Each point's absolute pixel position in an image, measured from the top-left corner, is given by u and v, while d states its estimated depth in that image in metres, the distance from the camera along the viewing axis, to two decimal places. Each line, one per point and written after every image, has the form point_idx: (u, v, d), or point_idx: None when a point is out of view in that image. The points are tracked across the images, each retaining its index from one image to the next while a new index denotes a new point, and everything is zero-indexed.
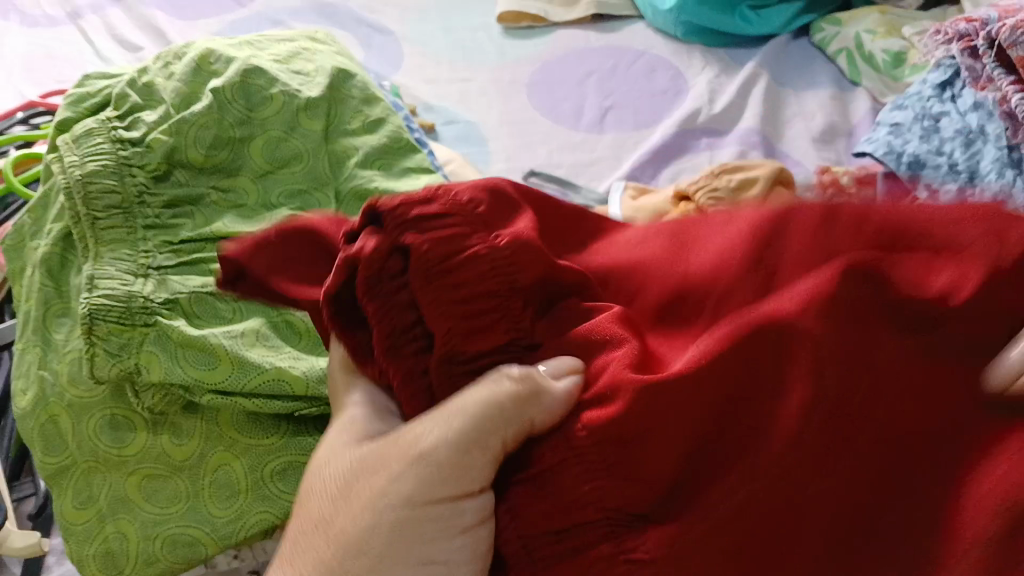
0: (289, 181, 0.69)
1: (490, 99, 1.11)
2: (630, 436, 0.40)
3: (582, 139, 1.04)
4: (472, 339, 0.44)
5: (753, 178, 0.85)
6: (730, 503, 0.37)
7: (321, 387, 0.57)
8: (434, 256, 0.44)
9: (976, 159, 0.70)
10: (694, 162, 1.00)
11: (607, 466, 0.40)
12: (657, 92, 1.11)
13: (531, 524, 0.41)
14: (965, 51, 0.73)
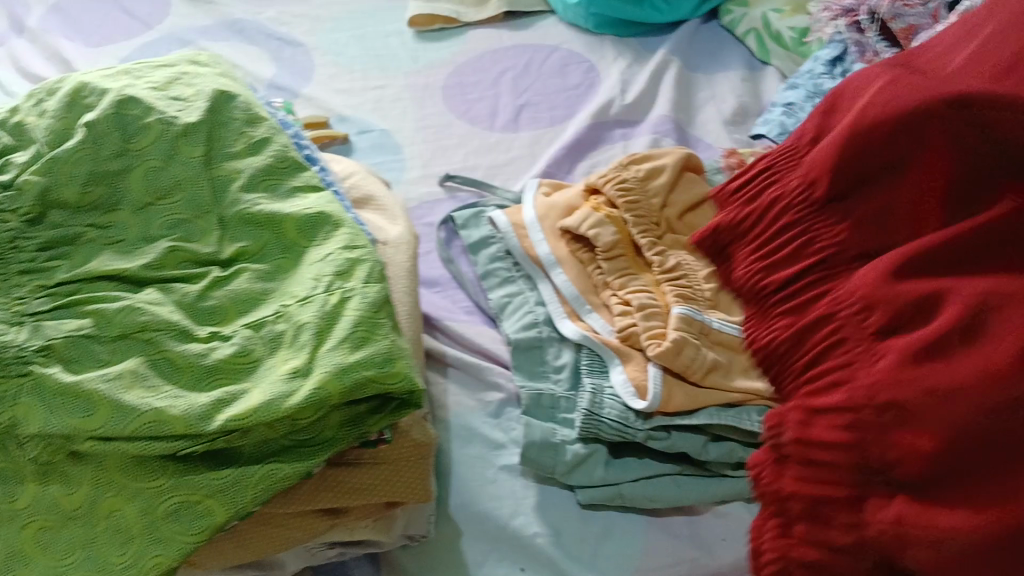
0: (170, 212, 0.59)
1: (404, 106, 1.11)
2: (903, 415, 0.60)
3: (497, 138, 1.04)
4: (779, 265, 0.75)
5: (660, 167, 0.85)
6: (922, 464, 0.58)
7: (201, 423, 0.48)
8: (760, 282, 0.75)
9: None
10: (609, 153, 1.00)
11: (857, 458, 0.61)
12: (570, 87, 1.11)
13: (790, 495, 0.63)
14: (851, 25, 0.85)
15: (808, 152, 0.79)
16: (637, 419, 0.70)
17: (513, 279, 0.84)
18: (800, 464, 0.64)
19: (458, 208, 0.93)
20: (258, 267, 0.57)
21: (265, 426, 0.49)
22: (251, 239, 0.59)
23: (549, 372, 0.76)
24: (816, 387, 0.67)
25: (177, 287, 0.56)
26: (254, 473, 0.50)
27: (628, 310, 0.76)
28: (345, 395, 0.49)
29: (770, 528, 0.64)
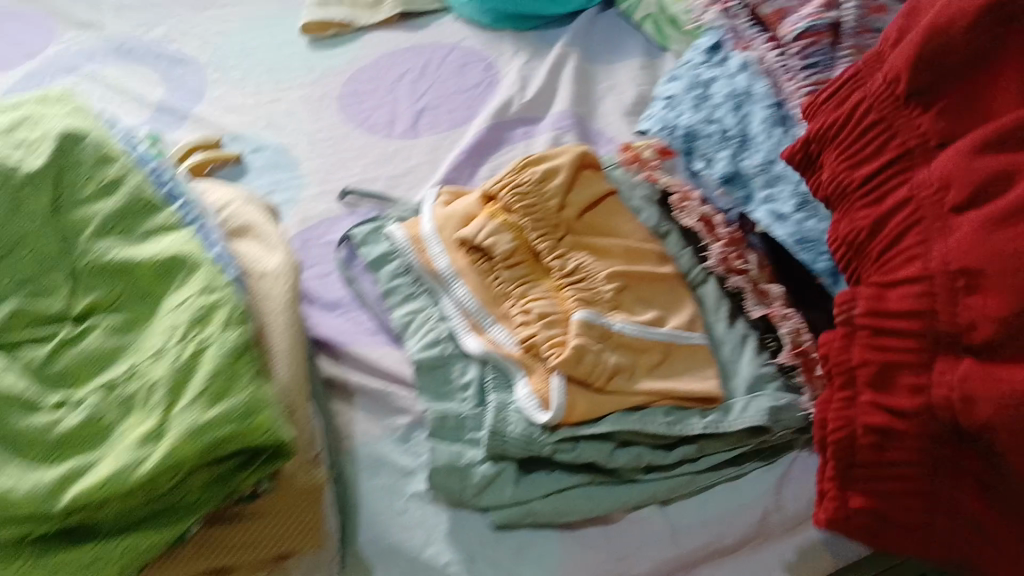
0: (18, 269, 0.57)
1: (299, 119, 1.07)
2: (981, 284, 0.53)
3: (396, 147, 1.01)
4: (862, 161, 0.64)
5: (557, 168, 0.83)
6: (993, 333, 0.52)
7: (46, 504, 0.46)
8: (874, 174, 0.63)
9: (746, 122, 0.78)
10: (511, 153, 0.98)
11: (926, 332, 0.56)
12: (470, 87, 1.08)
13: (852, 372, 0.60)
14: (723, 11, 0.81)
15: (895, 38, 0.66)
16: (543, 433, 0.68)
17: (415, 295, 0.82)
18: (868, 338, 0.59)
19: (357, 225, 0.91)
20: (113, 319, 0.56)
21: (119, 499, 0.47)
22: (103, 291, 0.57)
23: (455, 391, 0.74)
24: (885, 288, 0.59)
25: (26, 351, 0.54)
26: (114, 548, 0.47)
27: (528, 319, 0.74)
28: (201, 456, 0.47)
29: (837, 398, 0.61)
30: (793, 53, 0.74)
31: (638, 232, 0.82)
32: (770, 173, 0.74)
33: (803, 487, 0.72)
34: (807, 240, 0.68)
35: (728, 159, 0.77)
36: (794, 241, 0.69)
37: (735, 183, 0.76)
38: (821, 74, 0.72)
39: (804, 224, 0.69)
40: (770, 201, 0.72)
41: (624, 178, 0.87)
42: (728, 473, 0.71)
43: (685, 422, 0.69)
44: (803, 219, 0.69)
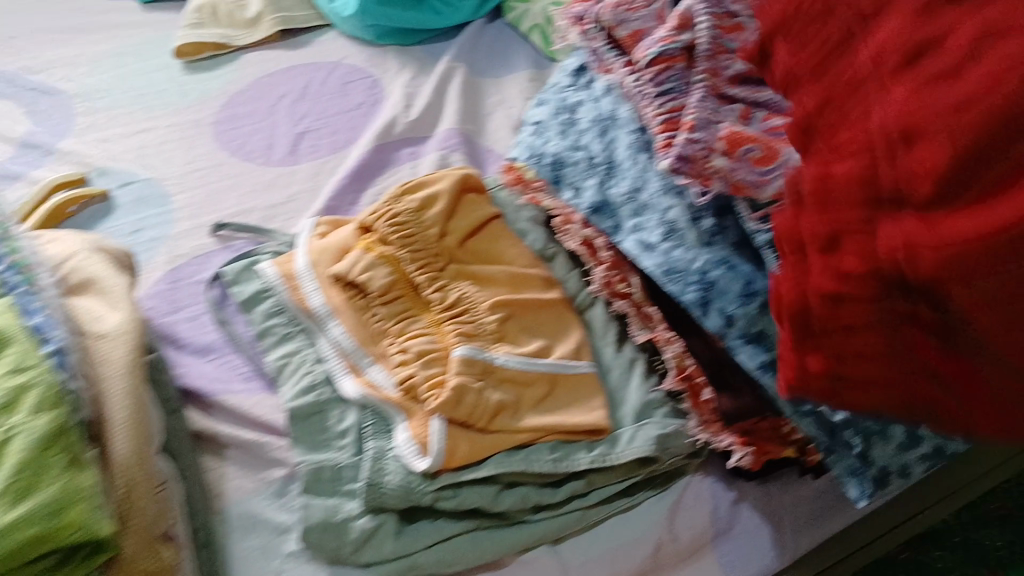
0: None
1: (172, 149, 1.01)
2: (932, 131, 0.47)
3: (274, 175, 0.96)
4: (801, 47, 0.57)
5: (436, 194, 0.79)
6: (950, 172, 0.46)
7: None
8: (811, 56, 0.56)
9: (611, 147, 0.73)
10: (396, 176, 0.94)
11: (876, 187, 0.49)
12: (353, 107, 1.04)
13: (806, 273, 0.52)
14: (581, 34, 0.73)
15: None
16: (422, 481, 0.65)
17: (291, 334, 0.77)
18: (813, 214, 0.52)
19: (231, 262, 0.86)
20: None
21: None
22: None
23: (332, 440, 0.71)
24: (829, 167, 0.51)
25: None
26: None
27: (406, 359, 0.70)
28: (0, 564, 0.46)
29: (787, 294, 0.53)
30: (645, 79, 0.65)
31: (521, 257, 0.79)
32: (637, 201, 0.69)
33: (695, 513, 0.71)
34: (675, 270, 0.64)
35: (595, 187, 0.73)
36: (662, 272, 0.65)
37: (604, 211, 0.72)
38: (671, 101, 0.64)
39: (672, 254, 0.65)
40: (638, 229, 0.68)
41: (509, 201, 0.84)
42: (620, 505, 0.69)
43: (571, 458, 0.67)
44: (671, 248, 0.65)
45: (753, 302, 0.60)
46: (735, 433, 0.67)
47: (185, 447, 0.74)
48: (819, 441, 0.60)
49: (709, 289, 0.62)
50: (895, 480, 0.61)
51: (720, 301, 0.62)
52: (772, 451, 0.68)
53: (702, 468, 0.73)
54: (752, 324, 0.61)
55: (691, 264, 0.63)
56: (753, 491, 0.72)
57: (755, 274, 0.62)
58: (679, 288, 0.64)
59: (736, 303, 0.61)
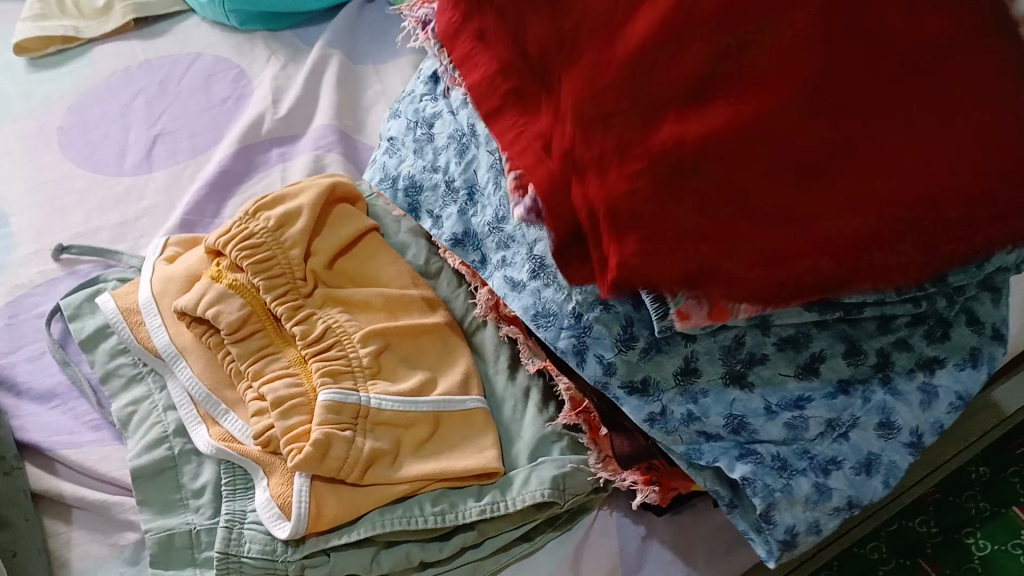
0: None
1: (10, 161, 0.89)
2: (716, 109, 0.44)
3: (125, 186, 0.85)
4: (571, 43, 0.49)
5: (296, 210, 0.69)
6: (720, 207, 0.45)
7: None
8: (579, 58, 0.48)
9: (471, 169, 0.65)
10: (264, 182, 0.84)
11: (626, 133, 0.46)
12: (216, 103, 0.93)
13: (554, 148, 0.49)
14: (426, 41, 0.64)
15: None
16: (287, 548, 0.57)
17: (140, 377, 0.68)
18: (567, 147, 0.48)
19: (71, 290, 0.75)
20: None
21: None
22: None
23: (187, 499, 0.61)
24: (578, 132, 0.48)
25: None
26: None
27: (265, 407, 0.61)
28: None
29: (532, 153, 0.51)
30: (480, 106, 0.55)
31: (399, 276, 0.70)
32: (502, 232, 0.63)
33: (601, 554, 0.62)
34: (546, 314, 0.58)
35: (456, 215, 0.66)
36: (529, 316, 0.59)
37: (467, 244, 0.65)
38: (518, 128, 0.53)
39: (541, 294, 0.59)
40: (504, 265, 0.62)
41: (386, 212, 0.77)
42: (518, 553, 0.60)
43: (457, 509, 0.59)
44: (541, 287, 0.59)
45: (631, 349, 0.55)
46: (638, 469, 0.60)
47: (23, 515, 0.62)
48: (719, 497, 0.54)
49: (584, 334, 0.56)
50: (805, 539, 0.53)
51: (597, 347, 0.56)
52: (681, 487, 0.60)
53: (608, 502, 0.65)
54: (634, 372, 0.55)
55: (563, 307, 0.57)
56: (663, 525, 0.64)
57: (635, 314, 0.55)
58: (551, 333, 0.58)
59: (615, 350, 0.55)
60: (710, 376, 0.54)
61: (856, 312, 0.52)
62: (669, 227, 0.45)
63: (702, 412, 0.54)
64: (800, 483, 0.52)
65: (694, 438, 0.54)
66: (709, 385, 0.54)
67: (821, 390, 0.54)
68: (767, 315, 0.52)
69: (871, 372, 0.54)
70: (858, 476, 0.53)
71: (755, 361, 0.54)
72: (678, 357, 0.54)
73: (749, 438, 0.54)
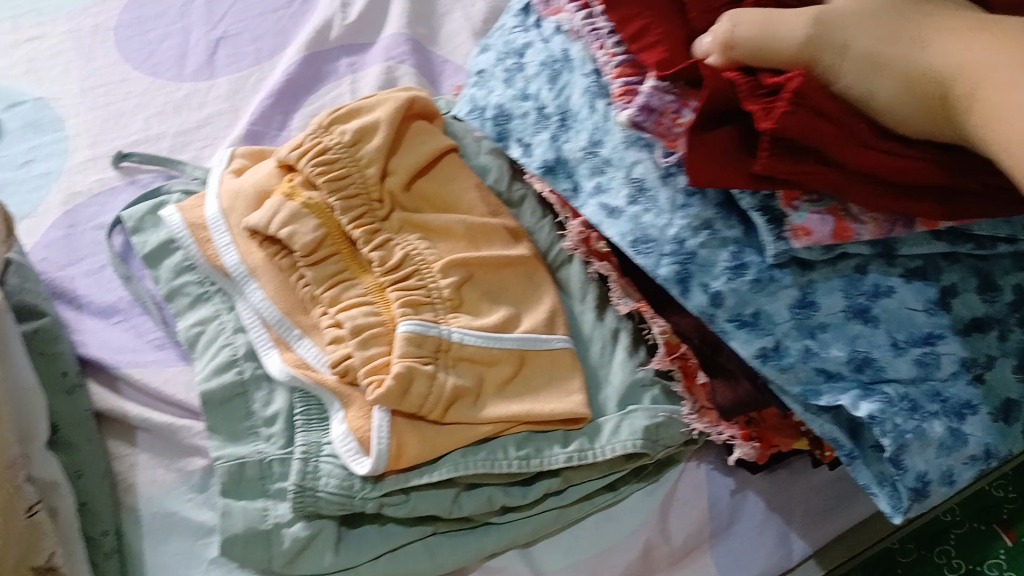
0: None
1: (64, 60, 0.84)
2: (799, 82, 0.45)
3: (187, 91, 0.80)
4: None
5: (373, 124, 0.64)
6: (815, 133, 0.44)
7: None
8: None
9: (564, 95, 0.58)
10: (335, 93, 0.79)
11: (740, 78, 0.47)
12: (281, 5, 0.87)
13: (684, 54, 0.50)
14: None
15: None
16: (365, 485, 0.54)
17: (207, 296, 0.64)
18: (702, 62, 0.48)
19: (133, 201, 0.71)
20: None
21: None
22: None
23: (259, 427, 0.58)
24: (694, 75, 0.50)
25: None
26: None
27: (340, 336, 0.58)
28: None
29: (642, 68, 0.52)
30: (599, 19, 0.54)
31: (480, 203, 0.65)
32: (597, 156, 0.55)
33: (688, 509, 0.60)
34: (646, 240, 0.51)
35: (547, 142, 0.57)
36: (628, 242, 0.51)
37: (558, 172, 0.56)
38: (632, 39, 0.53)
39: (641, 220, 0.52)
40: (599, 191, 0.54)
41: (464, 130, 0.71)
42: (603, 502, 0.58)
43: (543, 454, 0.56)
44: (640, 212, 0.52)
45: (742, 278, 0.49)
46: (736, 424, 0.56)
47: (85, 437, 0.60)
48: (839, 445, 0.48)
49: (688, 261, 0.50)
50: (936, 490, 0.48)
51: (702, 276, 0.49)
52: (782, 445, 0.56)
53: (697, 453, 0.62)
54: (744, 305, 0.49)
55: (664, 231, 0.51)
56: (758, 481, 0.62)
57: (744, 240, 0.50)
58: (650, 260, 0.51)
59: (723, 278, 0.49)
60: (830, 310, 0.48)
61: (989, 247, 0.51)
62: (788, 152, 0.45)
63: (820, 348, 0.48)
64: (933, 425, 0.47)
65: (812, 377, 0.48)
66: (829, 320, 0.48)
67: (952, 327, 0.49)
68: (892, 236, 0.48)
69: (1007, 311, 0.51)
70: (995, 423, 0.49)
71: (879, 293, 0.49)
72: (795, 288, 0.49)
73: (873, 377, 0.48)
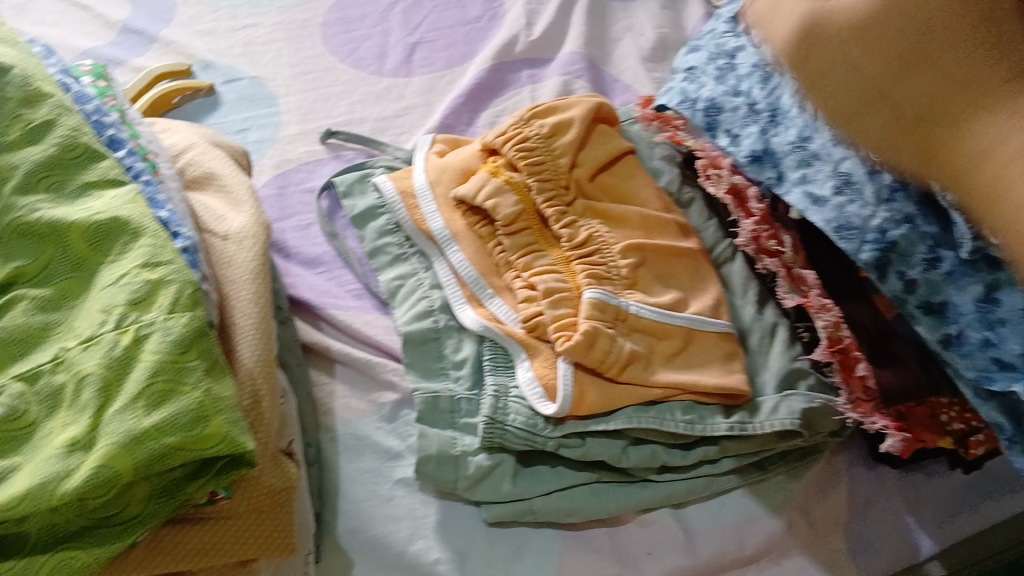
0: None
1: (277, 48, 0.95)
2: None
3: (386, 85, 0.90)
4: None
5: (568, 121, 0.73)
6: None
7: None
8: None
9: (776, 94, 0.63)
10: (515, 99, 0.89)
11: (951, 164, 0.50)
12: (470, 20, 0.97)
13: None
14: None
15: None
16: (547, 425, 0.61)
17: (405, 256, 0.73)
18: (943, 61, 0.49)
19: (339, 171, 0.81)
20: (38, 294, 0.46)
21: (41, 512, 0.40)
22: (27, 258, 0.47)
23: (448, 369, 0.66)
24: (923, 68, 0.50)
25: None
26: (41, 566, 0.41)
27: (533, 296, 0.65)
28: (139, 470, 0.40)
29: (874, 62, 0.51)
30: None
31: (655, 198, 0.73)
32: (805, 150, 0.60)
33: (830, 492, 0.65)
34: (849, 228, 0.57)
35: (756, 135, 0.63)
36: (833, 229, 0.57)
37: (765, 162, 0.63)
38: None
39: (845, 209, 0.57)
40: (805, 181, 0.60)
41: (641, 137, 0.79)
42: (750, 478, 0.63)
43: (707, 422, 0.61)
44: (844, 203, 0.57)
45: (936, 270, 0.54)
46: (890, 416, 0.61)
47: (296, 360, 0.68)
48: (1001, 429, 0.55)
49: (888, 249, 0.55)
50: None
51: (900, 264, 0.55)
52: (928, 441, 0.61)
53: (840, 447, 0.67)
54: (934, 292, 0.55)
55: (868, 222, 0.56)
56: (895, 478, 0.67)
57: (939, 237, 0.54)
58: (851, 246, 0.57)
59: (920, 268, 0.55)
60: (1013, 306, 0.52)
61: None
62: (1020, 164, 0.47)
63: (998, 341, 0.53)
64: None
65: (987, 366, 0.54)
66: (1010, 315, 0.52)
67: None
68: None
69: None
70: None
71: None
72: (981, 283, 0.53)
73: None
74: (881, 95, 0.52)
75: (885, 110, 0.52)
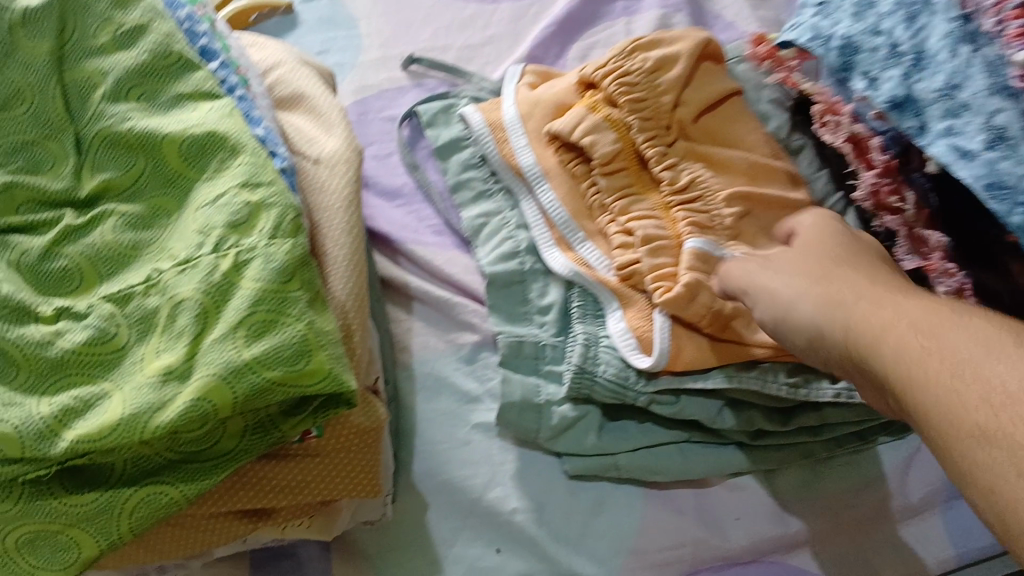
0: (5, 131, 0.47)
1: None
2: None
3: (472, 11, 0.84)
4: None
5: (674, 56, 0.67)
6: None
7: (40, 445, 0.38)
8: None
9: (921, 35, 0.55)
10: (608, 32, 0.83)
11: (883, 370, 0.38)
12: None
13: None
14: None
15: None
16: (638, 379, 0.58)
17: (491, 193, 0.69)
18: None
19: (422, 100, 0.77)
20: (128, 210, 0.45)
21: (132, 444, 0.38)
22: (119, 169, 0.46)
23: (533, 313, 0.62)
24: None
25: (14, 241, 0.44)
26: (128, 498, 0.40)
27: (629, 243, 0.62)
28: (237, 406, 0.38)
29: None
30: None
31: (763, 144, 0.68)
32: (953, 99, 0.52)
33: (932, 467, 0.62)
34: (1001, 187, 0.49)
35: (897, 79, 0.55)
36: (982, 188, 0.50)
37: (905, 110, 0.55)
38: None
39: (997, 166, 0.50)
40: (952, 133, 0.52)
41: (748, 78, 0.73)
42: (848, 447, 0.60)
43: (812, 386, 0.57)
44: (997, 159, 0.50)
45: None
46: None
47: (375, 294, 0.65)
48: None
49: None
50: None
51: None
52: None
53: None
54: None
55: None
56: None
57: None
58: (1002, 208, 0.49)
59: None
60: None
61: None
62: None
63: None
64: None
65: None
66: None
67: None
68: None
69: None
70: None
71: None
72: None
73: None
74: (805, 328, 0.44)
75: (816, 339, 0.43)
